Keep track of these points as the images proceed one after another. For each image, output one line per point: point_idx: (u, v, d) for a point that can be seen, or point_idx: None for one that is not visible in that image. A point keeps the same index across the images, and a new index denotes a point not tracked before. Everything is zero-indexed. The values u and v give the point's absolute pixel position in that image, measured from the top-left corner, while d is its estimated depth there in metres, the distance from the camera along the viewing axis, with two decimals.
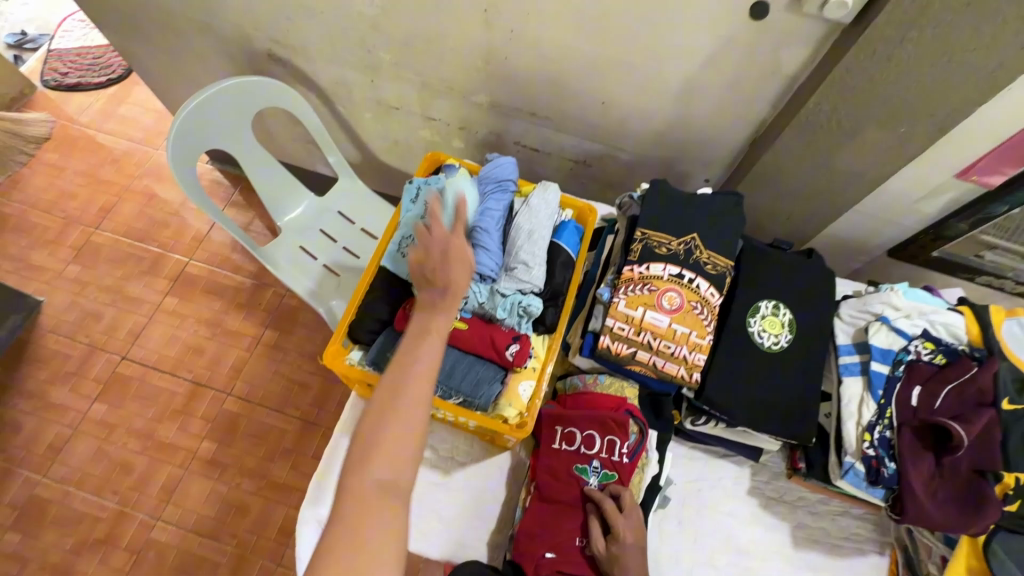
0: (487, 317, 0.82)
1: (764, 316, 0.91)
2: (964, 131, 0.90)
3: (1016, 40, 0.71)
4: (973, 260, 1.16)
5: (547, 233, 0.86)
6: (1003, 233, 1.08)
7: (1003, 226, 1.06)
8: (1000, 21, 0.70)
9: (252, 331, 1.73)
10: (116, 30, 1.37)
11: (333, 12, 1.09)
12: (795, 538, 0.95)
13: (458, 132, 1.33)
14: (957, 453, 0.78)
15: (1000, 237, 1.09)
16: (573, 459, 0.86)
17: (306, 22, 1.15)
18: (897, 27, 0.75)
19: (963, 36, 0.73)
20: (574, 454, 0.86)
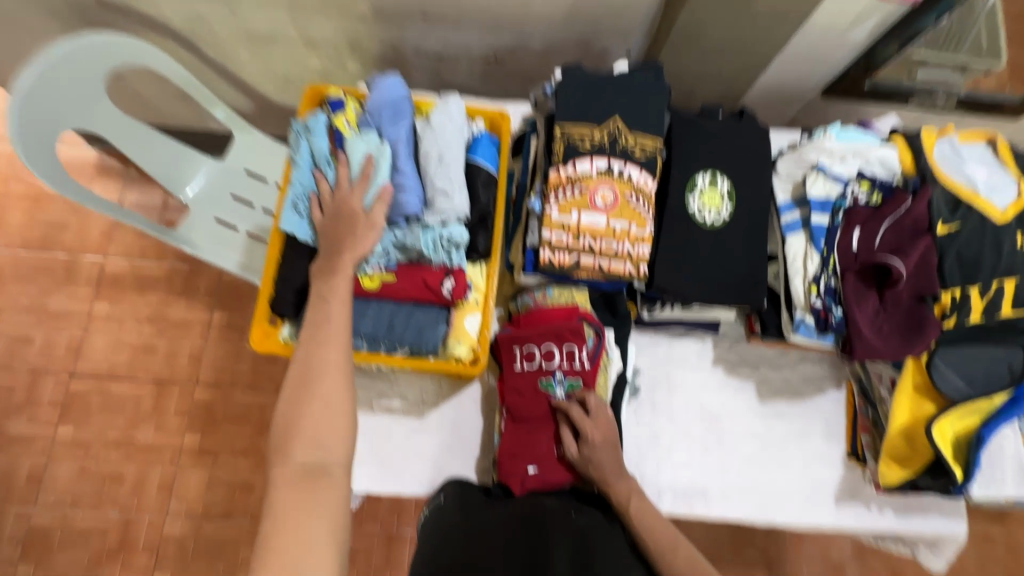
0: (416, 259, 0.76)
1: (703, 191, 0.88)
2: None
3: None
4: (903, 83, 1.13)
5: (460, 153, 0.78)
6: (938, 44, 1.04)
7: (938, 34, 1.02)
8: None
9: (200, 317, 1.63)
10: None
11: None
12: (761, 392, 1.00)
13: (350, 52, 1.16)
14: (897, 285, 0.80)
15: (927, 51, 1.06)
16: (535, 375, 0.85)
17: None
18: None
19: None
20: (536, 370, 0.86)
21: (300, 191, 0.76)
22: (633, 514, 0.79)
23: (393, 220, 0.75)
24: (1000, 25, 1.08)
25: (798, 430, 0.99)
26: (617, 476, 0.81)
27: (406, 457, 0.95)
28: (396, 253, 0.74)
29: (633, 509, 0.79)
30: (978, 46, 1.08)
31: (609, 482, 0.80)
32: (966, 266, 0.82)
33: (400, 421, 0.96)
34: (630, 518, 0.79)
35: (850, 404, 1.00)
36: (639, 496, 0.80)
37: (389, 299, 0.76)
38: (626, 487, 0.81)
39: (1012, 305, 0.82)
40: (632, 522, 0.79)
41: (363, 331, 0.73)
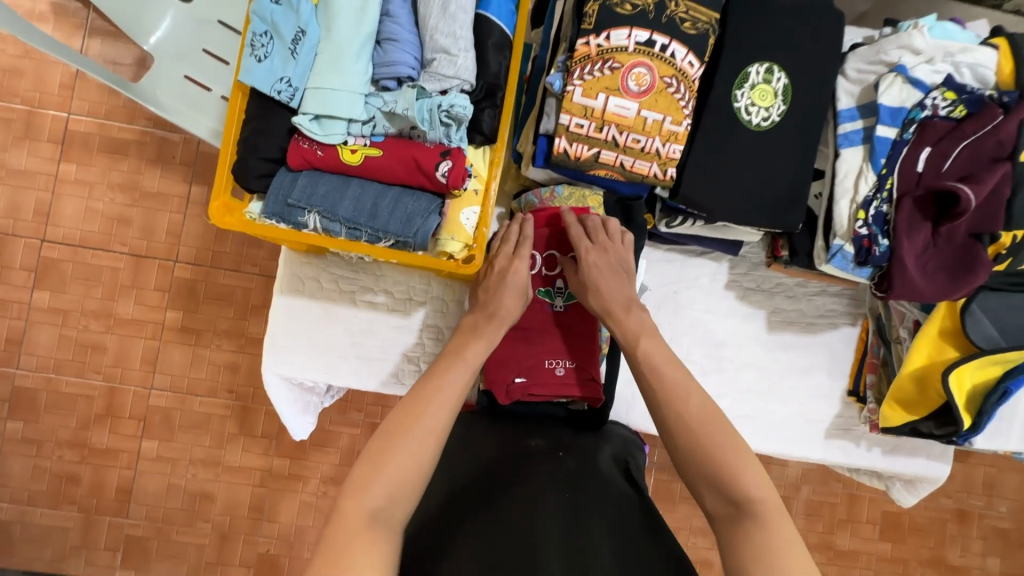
0: (407, 135, 0.64)
1: (754, 85, 0.73)
2: None
3: None
4: None
5: (469, 2, 0.63)
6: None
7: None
8: None
9: (176, 190, 1.51)
10: None
11: None
12: (771, 322, 0.94)
13: None
14: (959, 218, 0.69)
15: None
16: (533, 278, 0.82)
17: None
18: None
19: None
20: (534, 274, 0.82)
21: (264, 32, 0.61)
22: (642, 357, 0.68)
23: (383, 81, 0.63)
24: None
25: (803, 363, 0.94)
26: (623, 309, 0.72)
27: (391, 356, 0.90)
28: (383, 121, 0.63)
29: (641, 348, 0.68)
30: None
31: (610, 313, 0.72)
32: None
33: (384, 319, 0.89)
34: (638, 363, 0.68)
35: (862, 342, 0.94)
36: (650, 338, 0.69)
37: (372, 181, 0.64)
38: (637, 325, 0.71)
39: None
40: (639, 365, 0.68)
41: (340, 216, 0.63)
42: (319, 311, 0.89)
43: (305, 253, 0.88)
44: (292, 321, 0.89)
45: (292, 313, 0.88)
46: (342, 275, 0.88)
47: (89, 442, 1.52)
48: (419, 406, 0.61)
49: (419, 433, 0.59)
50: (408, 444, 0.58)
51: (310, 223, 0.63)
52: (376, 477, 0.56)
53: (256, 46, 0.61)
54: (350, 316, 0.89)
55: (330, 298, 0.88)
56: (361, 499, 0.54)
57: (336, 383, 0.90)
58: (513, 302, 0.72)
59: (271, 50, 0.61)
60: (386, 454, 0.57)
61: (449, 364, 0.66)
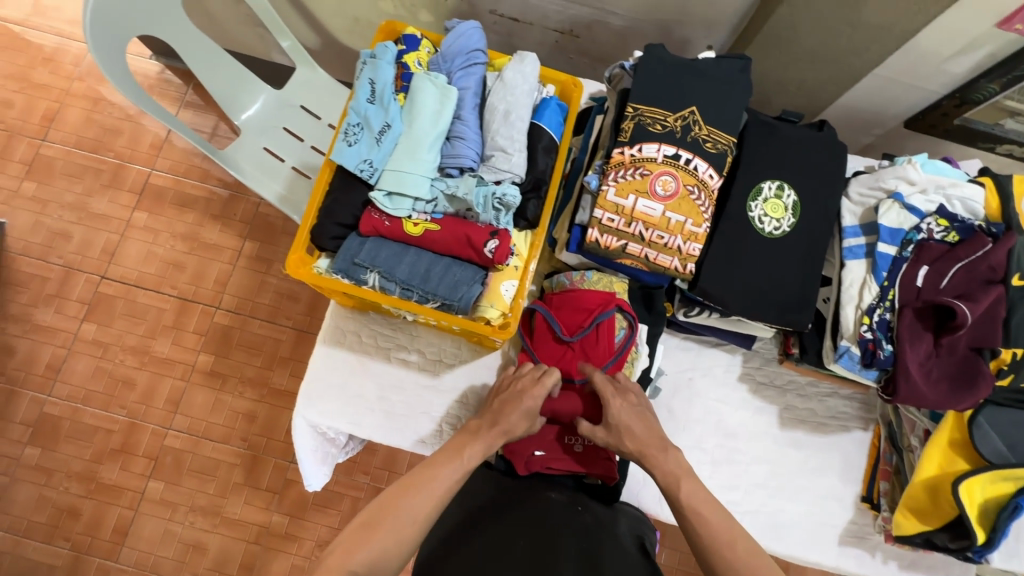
0: (462, 215, 0.74)
1: (767, 199, 0.84)
2: None
3: None
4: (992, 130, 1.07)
5: (527, 113, 0.75)
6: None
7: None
8: None
9: (231, 243, 1.65)
10: None
11: None
12: (782, 418, 0.97)
13: (425, 1, 1.22)
14: (958, 331, 0.75)
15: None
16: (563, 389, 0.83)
17: None
18: None
19: None
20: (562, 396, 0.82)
21: (357, 123, 0.74)
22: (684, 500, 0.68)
23: (448, 168, 0.74)
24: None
25: (814, 463, 0.96)
26: (660, 451, 0.73)
27: (416, 412, 0.94)
28: (444, 202, 0.73)
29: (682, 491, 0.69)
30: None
31: (647, 454, 0.73)
32: None
33: (413, 376, 0.95)
34: (680, 505, 0.69)
35: (874, 448, 0.96)
36: (690, 481, 0.70)
37: (428, 250, 0.74)
38: (675, 466, 0.72)
39: None
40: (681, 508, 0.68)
41: (397, 278, 0.72)
42: (355, 363, 0.95)
43: (351, 309, 0.96)
44: (329, 369, 0.95)
45: (329, 363, 0.95)
46: (381, 331, 0.96)
47: (97, 476, 1.53)
48: (412, 488, 0.67)
49: (409, 511, 0.65)
50: (397, 518, 0.64)
51: (371, 281, 0.73)
52: (364, 545, 0.61)
53: (349, 133, 0.74)
54: (383, 370, 0.95)
55: (366, 352, 0.95)
56: (347, 559, 0.59)
57: (360, 433, 0.94)
58: (520, 420, 0.77)
59: (361, 138, 0.74)
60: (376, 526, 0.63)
61: (446, 458, 0.72)
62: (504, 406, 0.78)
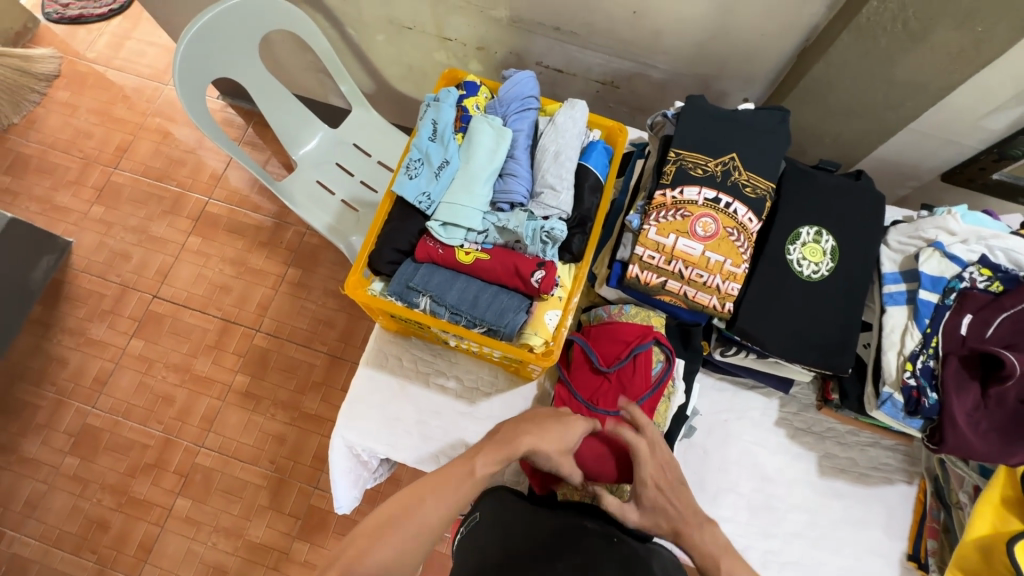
0: (510, 246, 0.78)
1: (805, 243, 0.86)
2: None
3: None
4: None
5: (575, 155, 0.81)
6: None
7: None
8: None
9: (276, 269, 1.74)
10: None
11: None
12: (821, 466, 0.95)
13: (476, 53, 1.33)
14: (1006, 384, 0.73)
15: None
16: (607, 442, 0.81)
17: None
18: None
19: None
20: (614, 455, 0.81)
21: (418, 159, 0.80)
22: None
23: (499, 203, 0.80)
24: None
25: (856, 515, 0.92)
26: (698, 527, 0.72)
27: (451, 439, 0.96)
28: (494, 234, 0.78)
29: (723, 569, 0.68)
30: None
31: (683, 531, 0.72)
32: None
33: (451, 403, 0.97)
34: None
35: (920, 503, 0.93)
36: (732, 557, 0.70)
37: (477, 279, 0.78)
38: (713, 542, 0.71)
39: None
40: None
41: (447, 302, 0.76)
42: (395, 388, 0.98)
43: (394, 333, 1.00)
44: (370, 391, 0.98)
45: (370, 385, 0.98)
46: (422, 357, 0.99)
47: (129, 490, 1.57)
48: (431, 490, 0.67)
49: (417, 522, 0.64)
50: (403, 527, 0.64)
51: (422, 303, 0.77)
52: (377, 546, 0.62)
53: (410, 168, 0.80)
54: (421, 395, 0.98)
55: (407, 376, 0.98)
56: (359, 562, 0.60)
57: (397, 457, 0.96)
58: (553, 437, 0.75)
59: (421, 172, 0.80)
60: (389, 530, 0.63)
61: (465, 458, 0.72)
62: (544, 422, 0.75)
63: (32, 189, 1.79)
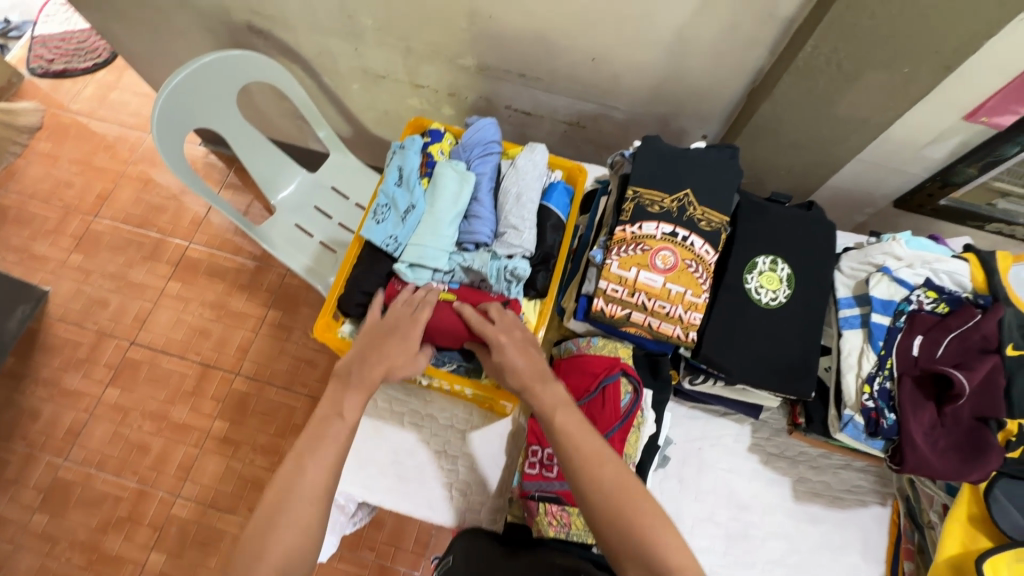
0: (476, 285, 0.82)
1: (762, 272, 0.89)
2: (960, 78, 0.90)
3: None
4: (984, 209, 1.15)
5: (536, 195, 0.84)
6: (1016, 179, 1.06)
7: (1016, 171, 1.05)
8: None
9: (256, 312, 1.74)
10: (115, 14, 1.41)
11: None
12: (796, 491, 0.96)
13: (448, 98, 1.39)
14: (958, 401, 0.77)
15: (1015, 184, 1.07)
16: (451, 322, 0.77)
17: None
18: None
19: None
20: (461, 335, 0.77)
21: (386, 204, 0.83)
22: None
23: (465, 243, 0.82)
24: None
25: (833, 540, 0.93)
26: None
27: (427, 478, 0.95)
28: (460, 273, 0.82)
29: None
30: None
31: None
32: None
33: (425, 442, 0.97)
34: None
35: (894, 525, 0.93)
36: None
37: None
38: None
39: None
40: None
41: None
42: (370, 429, 0.97)
43: None
44: None
45: None
46: (396, 397, 0.99)
47: (100, 546, 1.51)
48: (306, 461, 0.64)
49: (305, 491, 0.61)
50: (293, 506, 0.60)
51: None
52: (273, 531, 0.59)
53: (378, 213, 0.83)
54: (396, 435, 0.97)
55: (382, 416, 0.98)
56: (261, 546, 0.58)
57: (372, 500, 0.95)
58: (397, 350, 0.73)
59: (388, 217, 0.83)
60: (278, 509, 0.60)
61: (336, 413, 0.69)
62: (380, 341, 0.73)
63: (9, 239, 1.79)
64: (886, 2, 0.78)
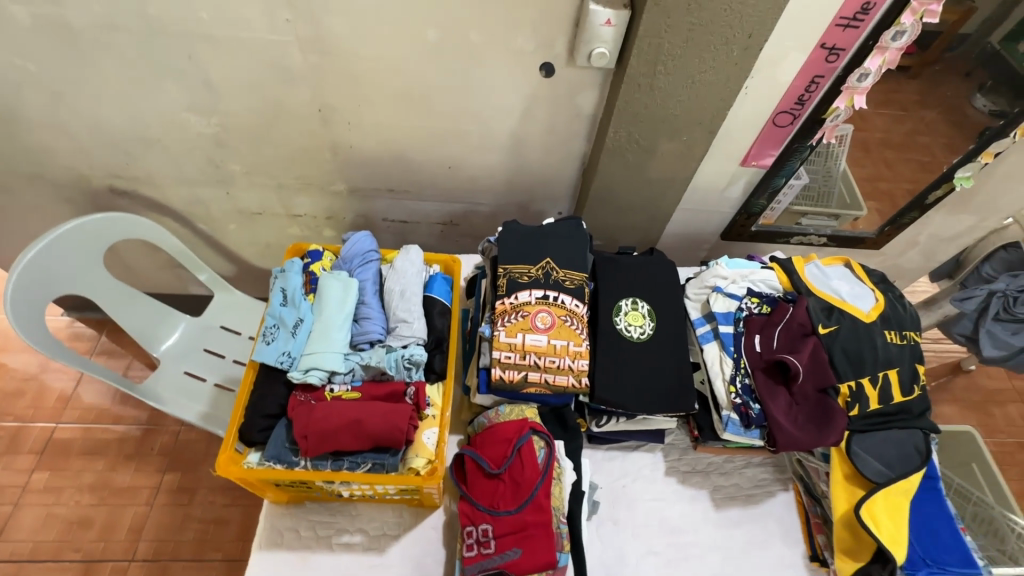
0: (379, 377, 0.85)
1: (627, 312, 1.04)
2: (724, 137, 1.19)
3: (717, 74, 1.00)
4: (796, 228, 1.46)
5: (419, 289, 0.92)
6: (810, 202, 1.42)
7: (807, 195, 1.41)
8: (709, 63, 0.98)
9: (148, 481, 1.55)
10: None
11: (185, 139, 1.23)
12: (716, 500, 1.04)
13: (327, 222, 1.48)
14: (799, 380, 0.93)
15: (807, 205, 1.42)
16: (346, 412, 0.77)
17: (155, 149, 1.25)
18: (637, 80, 1.01)
19: (684, 75, 1.00)
20: (360, 422, 0.76)
21: (274, 324, 0.87)
22: None
23: (360, 344, 0.87)
24: (857, 182, 1.42)
25: (757, 536, 1.01)
26: None
27: None
28: (360, 370, 0.84)
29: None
30: (843, 201, 1.44)
31: None
32: (854, 361, 0.95)
33: (358, 560, 0.92)
34: None
35: (800, 505, 1.04)
36: None
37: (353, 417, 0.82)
38: None
39: (902, 393, 0.95)
40: None
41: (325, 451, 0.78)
42: (296, 563, 0.91)
43: (286, 504, 0.96)
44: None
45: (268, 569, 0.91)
46: (319, 520, 0.95)
47: None
48: None
49: None
50: None
51: (303, 462, 0.78)
52: None
53: (267, 334, 0.86)
54: (326, 561, 0.92)
55: (308, 546, 0.93)
56: None
57: None
58: None
59: (278, 335, 0.85)
60: None
61: None
62: None
63: None
64: (651, 95, 1.03)
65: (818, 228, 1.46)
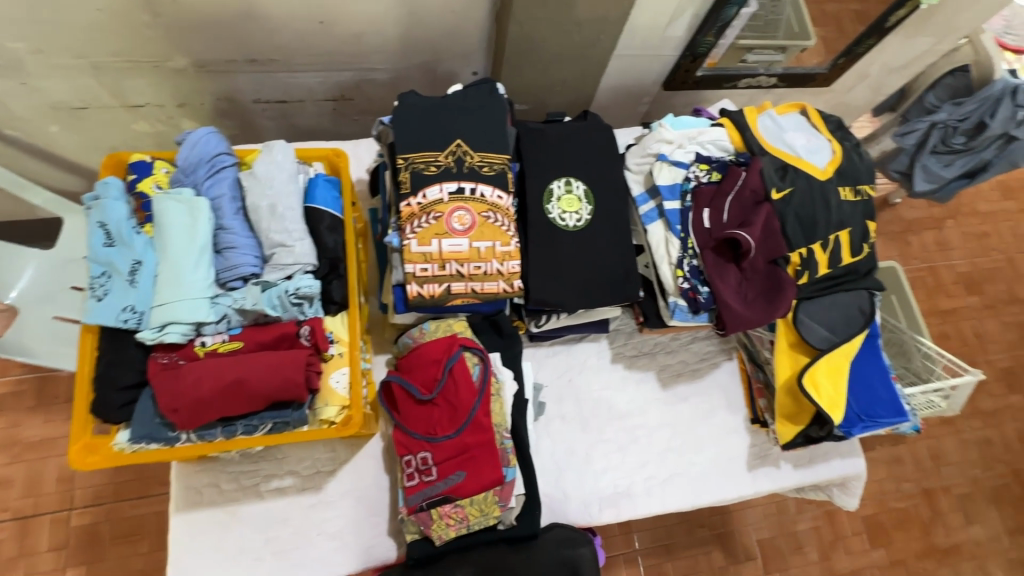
0: (263, 319, 0.70)
1: (560, 198, 0.88)
2: None
3: None
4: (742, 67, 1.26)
5: (295, 200, 0.72)
6: (757, 32, 1.19)
7: (755, 24, 1.18)
8: None
9: (62, 430, 1.30)
10: None
11: None
12: (663, 379, 1.01)
13: (180, 110, 1.14)
14: (749, 255, 0.85)
15: (751, 36, 1.19)
16: (224, 371, 0.62)
17: None
18: None
19: None
20: (242, 382, 0.62)
21: (103, 272, 0.66)
22: None
23: (229, 282, 0.69)
24: (805, 6, 1.23)
25: (702, 407, 1.01)
26: None
27: (313, 536, 0.85)
28: (236, 316, 0.68)
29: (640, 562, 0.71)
30: (792, 30, 1.23)
31: None
32: (806, 225, 0.87)
33: (294, 502, 0.86)
34: None
35: (743, 372, 1.04)
36: None
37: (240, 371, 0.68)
38: None
39: (851, 254, 0.90)
40: None
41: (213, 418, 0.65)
42: (224, 517, 0.84)
43: (197, 462, 0.84)
44: (196, 535, 0.83)
45: (195, 526, 0.83)
46: (240, 471, 0.85)
47: None
48: None
49: None
50: None
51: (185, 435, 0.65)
52: None
53: (96, 287, 0.66)
54: (258, 510, 0.84)
55: (235, 499, 0.84)
56: None
57: None
58: None
59: (111, 287, 0.65)
60: None
61: None
62: None
63: None
64: None
65: (767, 64, 1.27)
